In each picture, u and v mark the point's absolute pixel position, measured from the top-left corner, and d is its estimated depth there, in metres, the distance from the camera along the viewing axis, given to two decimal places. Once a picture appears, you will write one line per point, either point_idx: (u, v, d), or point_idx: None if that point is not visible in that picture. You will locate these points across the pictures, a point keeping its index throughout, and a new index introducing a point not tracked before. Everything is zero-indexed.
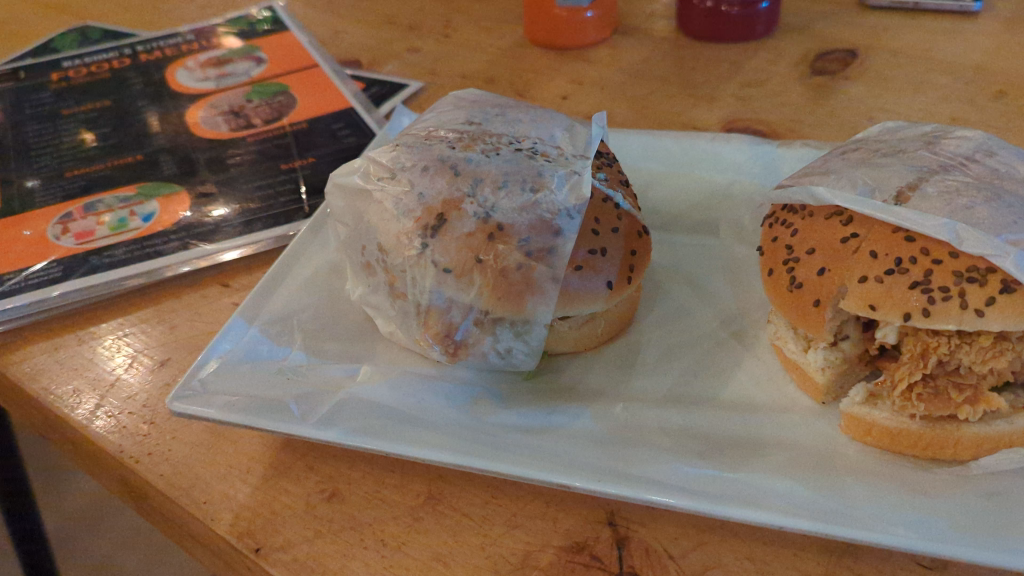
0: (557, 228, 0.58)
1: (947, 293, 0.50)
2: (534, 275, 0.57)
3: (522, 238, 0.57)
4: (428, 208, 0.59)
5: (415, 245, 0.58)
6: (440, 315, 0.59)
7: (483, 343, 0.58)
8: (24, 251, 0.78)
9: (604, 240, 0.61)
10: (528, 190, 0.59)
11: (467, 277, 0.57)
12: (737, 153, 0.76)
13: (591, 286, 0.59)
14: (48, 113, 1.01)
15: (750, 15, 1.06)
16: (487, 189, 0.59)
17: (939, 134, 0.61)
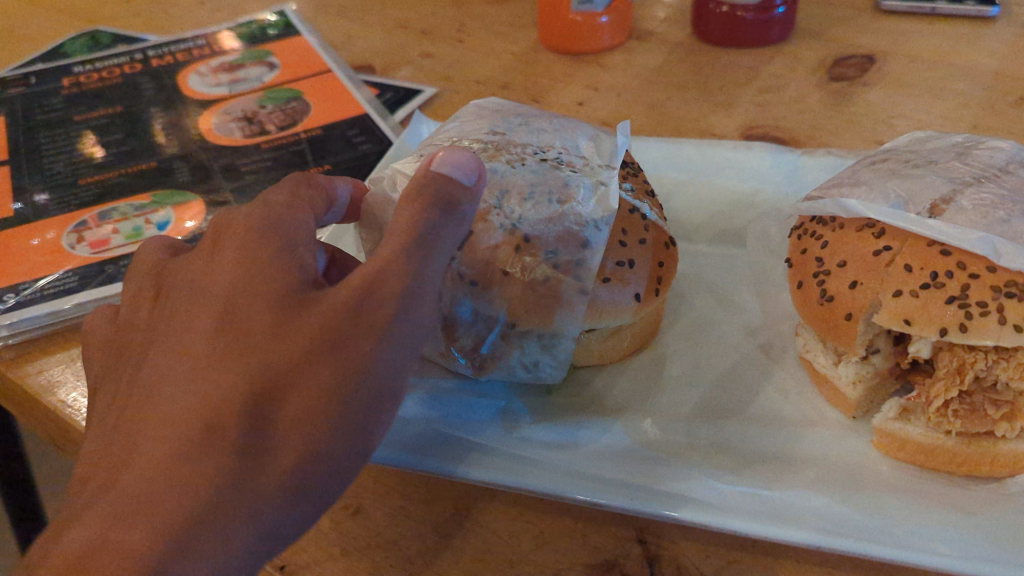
0: (584, 239, 0.57)
1: (985, 308, 0.49)
2: (560, 288, 0.56)
3: (550, 251, 0.56)
4: None
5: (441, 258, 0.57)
6: (467, 329, 0.58)
7: (510, 356, 0.58)
8: (38, 261, 0.77)
9: (631, 251, 0.60)
10: (554, 202, 0.58)
11: (494, 290, 0.56)
12: (760, 161, 0.75)
13: (618, 299, 0.58)
14: (60, 119, 1.00)
15: (766, 20, 1.05)
16: (513, 200, 0.58)
17: (970, 144, 0.60)
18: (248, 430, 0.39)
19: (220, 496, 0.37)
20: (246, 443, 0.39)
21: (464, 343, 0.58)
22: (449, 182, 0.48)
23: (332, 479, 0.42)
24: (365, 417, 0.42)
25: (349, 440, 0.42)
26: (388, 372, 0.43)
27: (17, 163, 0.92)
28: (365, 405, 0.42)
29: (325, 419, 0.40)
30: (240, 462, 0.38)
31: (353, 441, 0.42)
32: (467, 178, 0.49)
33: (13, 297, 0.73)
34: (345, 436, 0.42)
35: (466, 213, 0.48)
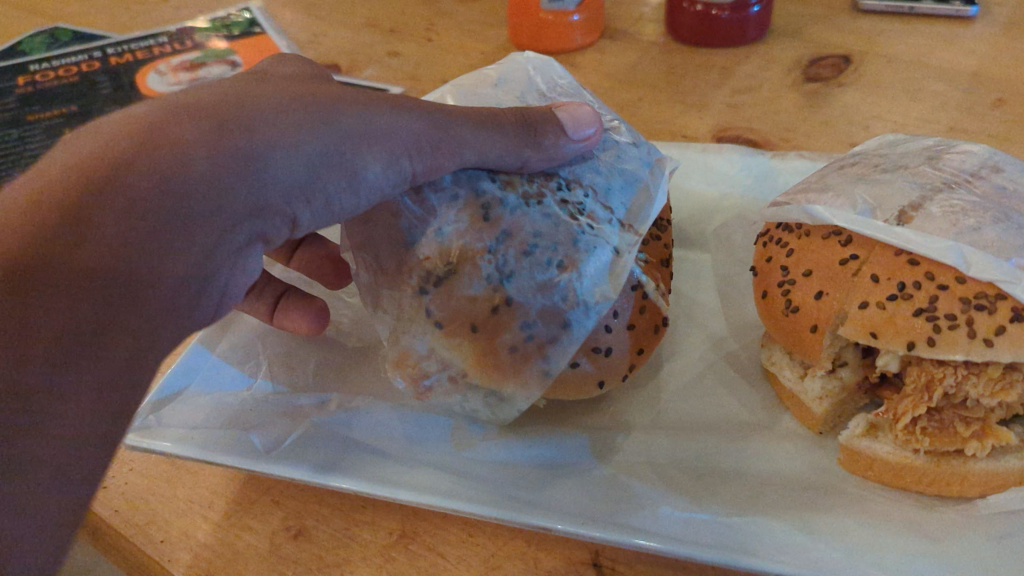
0: (569, 320, 0.50)
1: (953, 321, 0.47)
2: (526, 364, 0.51)
3: (527, 323, 0.50)
4: (443, 248, 0.52)
5: (414, 290, 0.52)
6: (416, 364, 0.53)
7: (451, 399, 0.54)
8: None
9: (614, 336, 0.54)
10: (554, 266, 0.50)
11: (455, 338, 0.51)
12: (730, 165, 0.73)
13: (580, 380, 0.54)
14: (13, 119, 0.97)
15: (741, 19, 1.03)
16: (512, 249, 0.51)
17: (942, 147, 0.58)
18: (260, 98, 0.45)
19: (217, 114, 0.42)
20: (248, 102, 0.44)
21: (411, 373, 0.53)
22: (560, 118, 0.53)
23: (332, 175, 0.45)
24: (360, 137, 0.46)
25: (358, 153, 0.46)
26: (412, 125, 0.48)
27: None
28: (380, 127, 0.47)
29: (334, 112, 0.46)
30: (245, 104, 0.44)
31: (359, 157, 0.46)
32: (586, 129, 0.54)
33: None
34: (356, 137, 0.46)
35: (565, 152, 0.54)
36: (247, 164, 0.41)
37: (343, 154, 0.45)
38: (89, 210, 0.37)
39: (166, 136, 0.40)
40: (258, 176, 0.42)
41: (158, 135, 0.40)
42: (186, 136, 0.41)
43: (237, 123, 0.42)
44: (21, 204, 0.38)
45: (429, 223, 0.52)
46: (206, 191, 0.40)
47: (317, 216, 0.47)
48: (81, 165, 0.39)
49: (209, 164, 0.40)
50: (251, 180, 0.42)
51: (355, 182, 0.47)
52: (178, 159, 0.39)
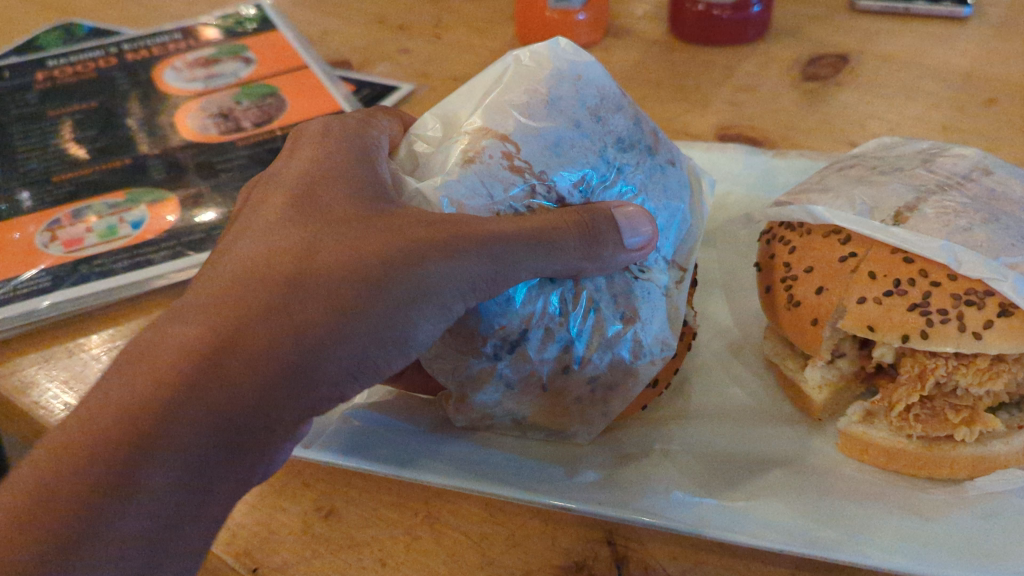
0: (633, 369, 0.54)
1: (945, 315, 0.50)
2: (589, 408, 0.55)
3: (594, 374, 0.54)
4: (519, 320, 0.51)
5: (485, 357, 0.52)
6: (479, 410, 0.55)
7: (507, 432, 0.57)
8: (12, 259, 0.77)
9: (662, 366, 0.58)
10: (617, 319, 0.53)
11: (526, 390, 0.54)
12: (735, 165, 0.76)
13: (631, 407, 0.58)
14: (33, 114, 1.00)
15: (743, 17, 1.06)
16: (581, 308, 0.52)
17: (936, 150, 0.61)
18: (316, 265, 0.43)
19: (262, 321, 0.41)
20: (289, 293, 0.42)
21: (472, 417, 0.55)
22: (617, 221, 0.50)
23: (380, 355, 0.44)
24: (415, 302, 0.44)
25: (402, 328, 0.44)
26: (462, 286, 0.45)
27: None
28: (429, 295, 0.44)
29: (388, 302, 0.43)
30: (297, 291, 0.42)
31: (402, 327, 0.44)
32: (642, 237, 0.51)
33: None
34: (399, 321, 0.44)
35: (624, 263, 0.51)
36: (293, 386, 0.41)
37: (390, 333, 0.44)
38: (149, 455, 0.38)
39: (210, 373, 0.39)
40: (305, 383, 0.42)
41: (203, 368, 0.39)
42: (228, 373, 0.40)
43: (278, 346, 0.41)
44: (76, 442, 0.37)
45: (502, 298, 0.49)
46: (253, 416, 0.40)
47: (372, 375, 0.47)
48: (128, 409, 0.38)
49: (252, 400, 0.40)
50: (298, 385, 0.41)
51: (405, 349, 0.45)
52: (221, 403, 0.39)
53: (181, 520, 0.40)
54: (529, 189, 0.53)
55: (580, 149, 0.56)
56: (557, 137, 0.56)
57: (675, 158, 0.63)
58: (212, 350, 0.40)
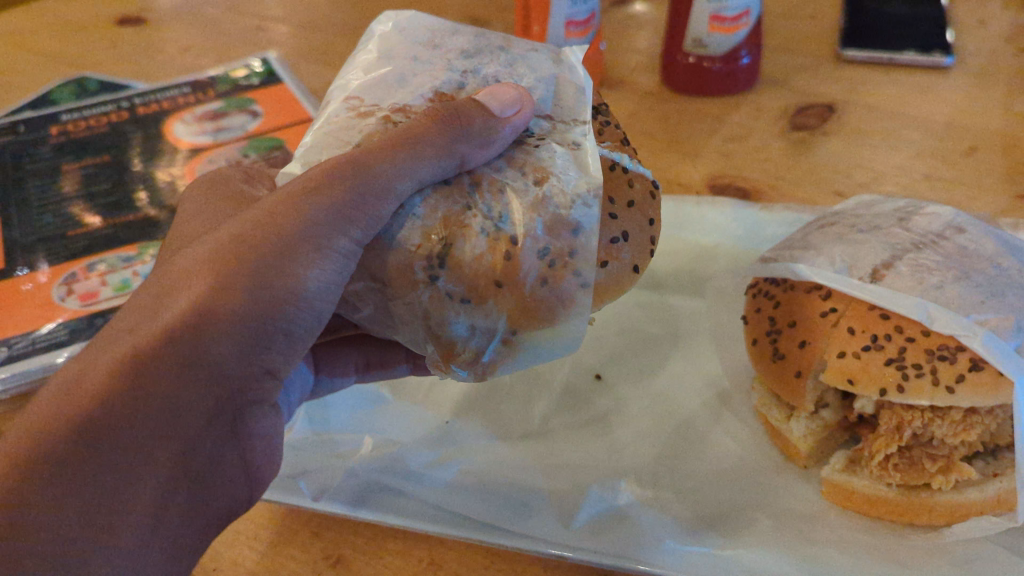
0: (574, 223, 0.51)
1: (920, 371, 0.54)
2: (562, 285, 0.51)
3: (540, 248, 0.50)
4: (430, 232, 0.50)
5: (423, 285, 0.50)
6: (465, 345, 0.52)
7: (514, 358, 0.54)
8: (30, 314, 0.80)
9: (622, 221, 0.55)
10: (530, 184, 0.51)
11: (488, 302, 0.50)
12: (723, 217, 0.79)
13: (620, 276, 0.55)
14: (48, 169, 1.03)
15: (733, 69, 1.11)
16: (485, 193, 0.51)
17: (911, 209, 0.65)
18: (186, 268, 0.48)
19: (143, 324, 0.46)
20: (164, 296, 0.47)
21: (465, 356, 0.53)
22: (483, 104, 0.51)
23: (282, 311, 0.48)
24: (287, 250, 0.48)
25: (289, 278, 0.48)
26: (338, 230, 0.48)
27: (6, 214, 0.95)
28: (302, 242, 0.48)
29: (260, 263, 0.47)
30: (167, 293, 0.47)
31: (290, 276, 0.48)
32: (510, 107, 0.52)
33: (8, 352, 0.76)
34: (281, 272, 0.48)
35: (504, 135, 0.51)
36: (188, 370, 0.45)
37: (279, 289, 0.48)
38: (44, 453, 0.42)
39: (94, 381, 0.44)
40: (198, 347, 0.45)
41: (87, 375, 0.44)
42: (116, 365, 0.44)
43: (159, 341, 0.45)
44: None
45: (395, 216, 0.50)
46: (151, 389, 0.44)
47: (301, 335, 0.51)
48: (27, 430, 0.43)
49: (150, 394, 0.44)
50: (188, 351, 0.45)
51: (309, 300, 0.49)
52: (110, 388, 0.43)
53: (116, 498, 0.43)
54: (383, 121, 0.54)
55: (423, 76, 0.57)
56: (397, 73, 0.57)
57: (539, 46, 0.61)
58: (97, 361, 0.45)
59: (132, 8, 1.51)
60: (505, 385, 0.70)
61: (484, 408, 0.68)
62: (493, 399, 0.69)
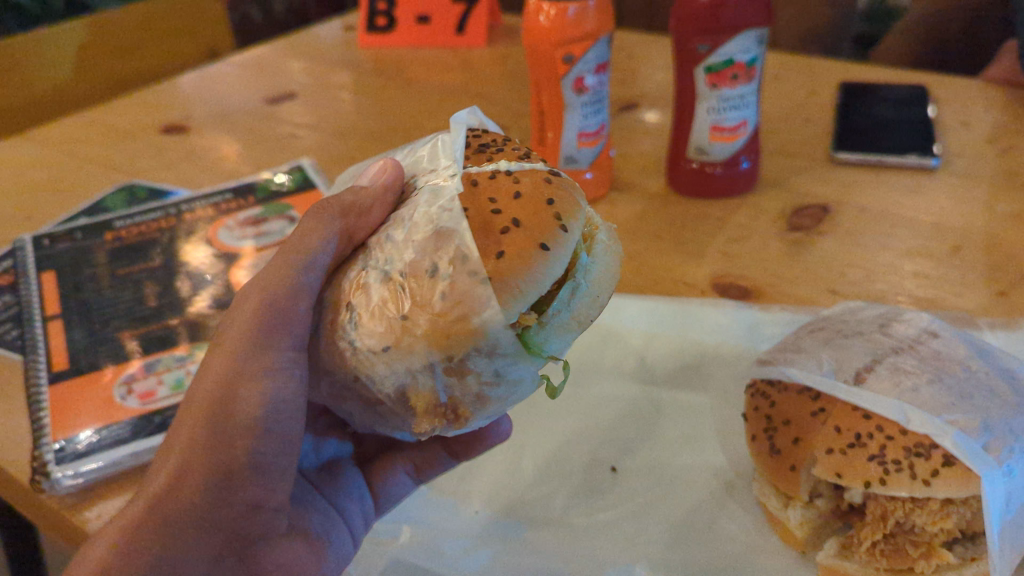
0: (439, 235, 0.58)
1: (899, 464, 0.61)
2: (455, 294, 0.55)
3: (417, 271, 0.57)
4: (341, 303, 0.62)
5: (347, 349, 0.61)
6: (416, 389, 0.59)
7: (466, 386, 0.59)
8: (94, 413, 0.88)
9: (511, 214, 0.59)
10: (404, 226, 0.60)
11: (405, 340, 0.57)
12: (725, 318, 0.87)
13: (527, 257, 0.56)
14: (105, 273, 1.12)
15: (734, 173, 1.20)
16: (372, 253, 0.62)
17: (892, 315, 0.72)
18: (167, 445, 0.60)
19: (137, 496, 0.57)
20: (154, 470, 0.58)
21: (421, 399, 0.59)
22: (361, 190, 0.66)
23: (240, 443, 0.58)
24: (229, 392, 0.59)
25: (233, 413, 0.58)
26: (254, 356, 0.60)
27: (67, 316, 1.03)
28: (230, 383, 0.59)
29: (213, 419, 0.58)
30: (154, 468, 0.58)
31: (233, 410, 0.58)
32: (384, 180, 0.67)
33: (76, 449, 0.83)
34: (224, 413, 0.58)
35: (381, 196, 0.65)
36: (166, 529, 0.55)
37: (230, 427, 0.58)
38: None
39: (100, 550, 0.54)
40: (173, 496, 0.55)
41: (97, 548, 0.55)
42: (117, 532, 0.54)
43: (139, 520, 0.55)
44: None
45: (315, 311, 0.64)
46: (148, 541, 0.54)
47: (279, 458, 0.60)
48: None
49: (140, 558, 0.54)
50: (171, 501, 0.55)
51: (264, 423, 0.59)
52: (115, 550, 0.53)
53: None
54: None
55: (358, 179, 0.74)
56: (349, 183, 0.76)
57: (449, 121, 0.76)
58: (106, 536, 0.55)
59: (176, 118, 1.64)
60: (527, 479, 0.76)
61: (510, 499, 0.74)
62: (518, 492, 0.75)
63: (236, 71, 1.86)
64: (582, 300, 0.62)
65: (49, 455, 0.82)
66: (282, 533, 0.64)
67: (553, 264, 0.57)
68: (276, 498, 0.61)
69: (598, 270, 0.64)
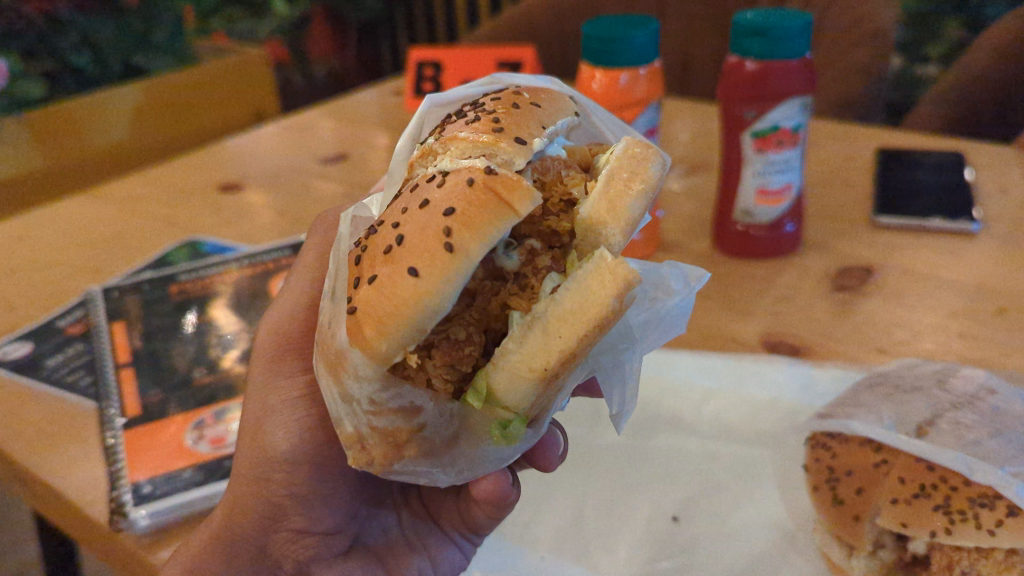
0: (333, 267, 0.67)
1: (964, 515, 0.74)
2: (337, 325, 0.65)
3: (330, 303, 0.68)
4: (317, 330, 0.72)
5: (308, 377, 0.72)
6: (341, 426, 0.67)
7: (367, 418, 0.65)
8: (168, 455, 0.91)
9: (405, 236, 0.65)
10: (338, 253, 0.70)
11: (321, 374, 0.67)
12: (780, 376, 0.89)
13: (394, 280, 0.62)
14: (171, 324, 1.17)
15: (778, 235, 1.23)
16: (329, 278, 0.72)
17: (948, 372, 0.77)
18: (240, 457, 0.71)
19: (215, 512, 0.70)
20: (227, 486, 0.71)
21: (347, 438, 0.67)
22: None
23: (276, 478, 0.68)
24: (268, 421, 0.70)
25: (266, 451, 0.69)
26: (278, 394, 0.72)
27: (137, 364, 1.08)
28: (262, 421, 0.70)
29: (254, 459, 0.68)
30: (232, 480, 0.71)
31: (266, 446, 0.68)
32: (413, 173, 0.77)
33: (151, 491, 0.85)
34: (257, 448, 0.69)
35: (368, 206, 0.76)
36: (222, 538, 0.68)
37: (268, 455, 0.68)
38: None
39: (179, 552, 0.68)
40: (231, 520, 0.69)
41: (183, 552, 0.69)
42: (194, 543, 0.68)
43: (203, 549, 0.67)
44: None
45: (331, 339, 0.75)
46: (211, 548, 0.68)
47: (319, 488, 0.72)
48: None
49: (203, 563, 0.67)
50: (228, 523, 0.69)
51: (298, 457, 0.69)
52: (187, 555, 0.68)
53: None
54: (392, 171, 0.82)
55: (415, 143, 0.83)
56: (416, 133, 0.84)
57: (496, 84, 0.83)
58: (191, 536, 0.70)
59: (232, 177, 1.70)
60: (593, 526, 0.79)
61: (576, 546, 0.77)
62: (585, 538, 0.77)
63: (286, 133, 1.93)
64: (531, 339, 0.63)
65: (126, 497, 0.85)
66: (339, 554, 0.76)
67: (426, 292, 0.61)
68: (322, 524, 0.73)
69: (563, 304, 0.63)
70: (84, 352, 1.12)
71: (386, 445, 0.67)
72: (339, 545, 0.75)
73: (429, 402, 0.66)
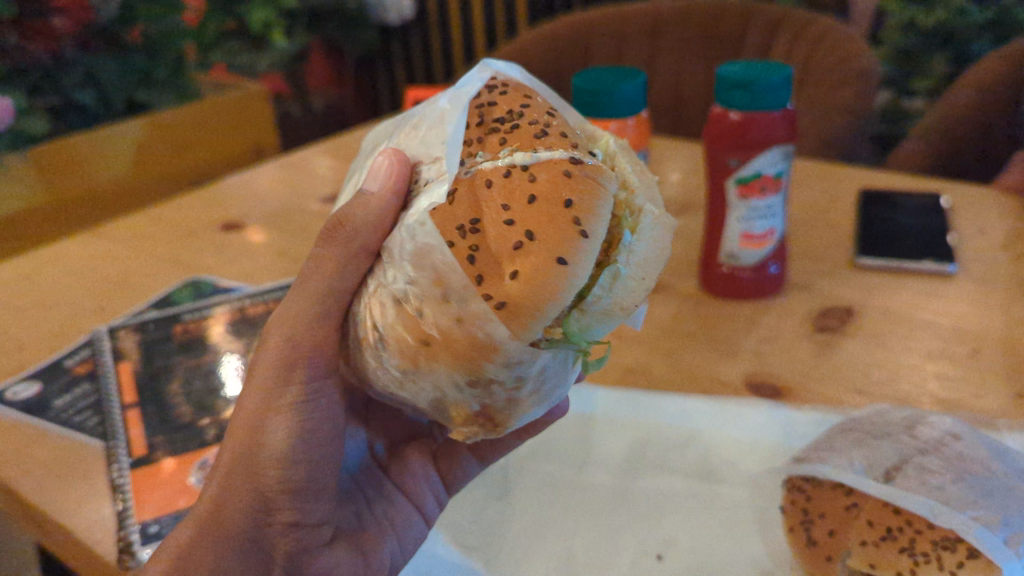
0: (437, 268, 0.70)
1: (928, 556, 0.79)
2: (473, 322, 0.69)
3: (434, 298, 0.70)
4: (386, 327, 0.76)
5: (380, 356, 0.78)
6: (462, 402, 0.77)
7: (499, 390, 0.75)
8: (174, 495, 0.95)
9: (528, 230, 0.69)
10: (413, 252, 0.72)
11: (438, 364, 0.73)
12: (760, 419, 0.94)
13: (545, 270, 0.67)
14: (175, 364, 1.21)
15: (764, 277, 1.28)
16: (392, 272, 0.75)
17: (917, 418, 0.83)
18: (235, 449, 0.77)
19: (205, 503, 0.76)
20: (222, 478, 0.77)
21: (461, 411, 0.78)
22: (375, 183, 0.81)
23: (267, 472, 0.76)
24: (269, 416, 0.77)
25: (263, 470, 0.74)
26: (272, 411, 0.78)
27: (143, 405, 1.12)
28: (242, 420, 0.77)
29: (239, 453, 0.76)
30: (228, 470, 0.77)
31: (249, 444, 0.76)
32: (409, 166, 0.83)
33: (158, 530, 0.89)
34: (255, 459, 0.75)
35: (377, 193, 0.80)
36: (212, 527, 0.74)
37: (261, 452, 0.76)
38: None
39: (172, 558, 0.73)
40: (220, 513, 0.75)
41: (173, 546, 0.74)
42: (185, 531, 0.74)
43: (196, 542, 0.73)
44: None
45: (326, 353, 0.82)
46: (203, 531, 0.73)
47: (312, 482, 0.78)
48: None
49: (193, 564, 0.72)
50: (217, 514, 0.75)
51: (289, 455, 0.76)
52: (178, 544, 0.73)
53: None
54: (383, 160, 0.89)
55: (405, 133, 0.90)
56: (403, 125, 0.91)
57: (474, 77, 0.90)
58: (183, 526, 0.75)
59: (233, 215, 1.75)
60: (583, 565, 0.82)
61: None
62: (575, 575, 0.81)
63: (285, 171, 1.98)
64: (619, 287, 0.75)
65: (134, 536, 0.89)
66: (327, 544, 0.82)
67: (577, 274, 0.67)
68: (312, 517, 0.79)
69: (639, 251, 0.76)
70: (91, 393, 1.15)
71: (505, 406, 0.76)
72: (326, 536, 0.82)
73: (551, 360, 0.75)
